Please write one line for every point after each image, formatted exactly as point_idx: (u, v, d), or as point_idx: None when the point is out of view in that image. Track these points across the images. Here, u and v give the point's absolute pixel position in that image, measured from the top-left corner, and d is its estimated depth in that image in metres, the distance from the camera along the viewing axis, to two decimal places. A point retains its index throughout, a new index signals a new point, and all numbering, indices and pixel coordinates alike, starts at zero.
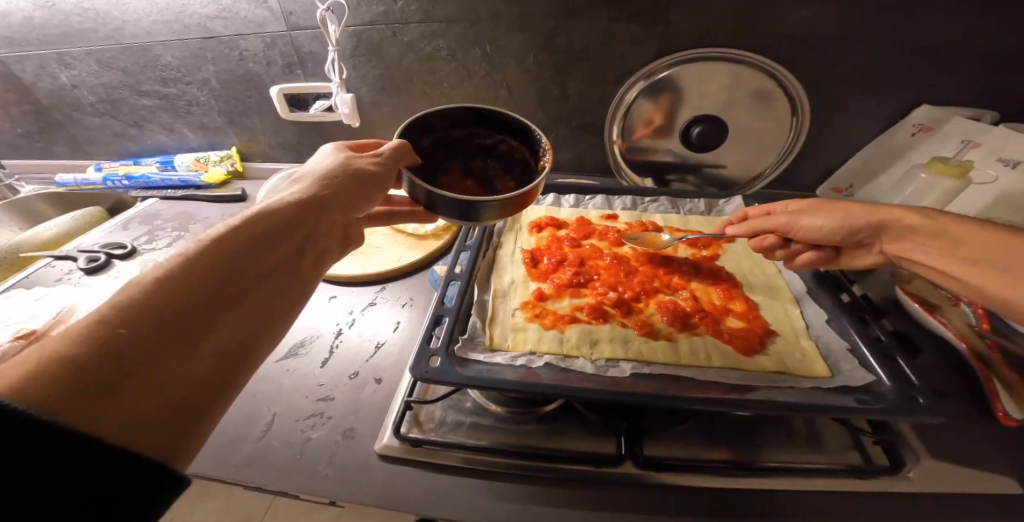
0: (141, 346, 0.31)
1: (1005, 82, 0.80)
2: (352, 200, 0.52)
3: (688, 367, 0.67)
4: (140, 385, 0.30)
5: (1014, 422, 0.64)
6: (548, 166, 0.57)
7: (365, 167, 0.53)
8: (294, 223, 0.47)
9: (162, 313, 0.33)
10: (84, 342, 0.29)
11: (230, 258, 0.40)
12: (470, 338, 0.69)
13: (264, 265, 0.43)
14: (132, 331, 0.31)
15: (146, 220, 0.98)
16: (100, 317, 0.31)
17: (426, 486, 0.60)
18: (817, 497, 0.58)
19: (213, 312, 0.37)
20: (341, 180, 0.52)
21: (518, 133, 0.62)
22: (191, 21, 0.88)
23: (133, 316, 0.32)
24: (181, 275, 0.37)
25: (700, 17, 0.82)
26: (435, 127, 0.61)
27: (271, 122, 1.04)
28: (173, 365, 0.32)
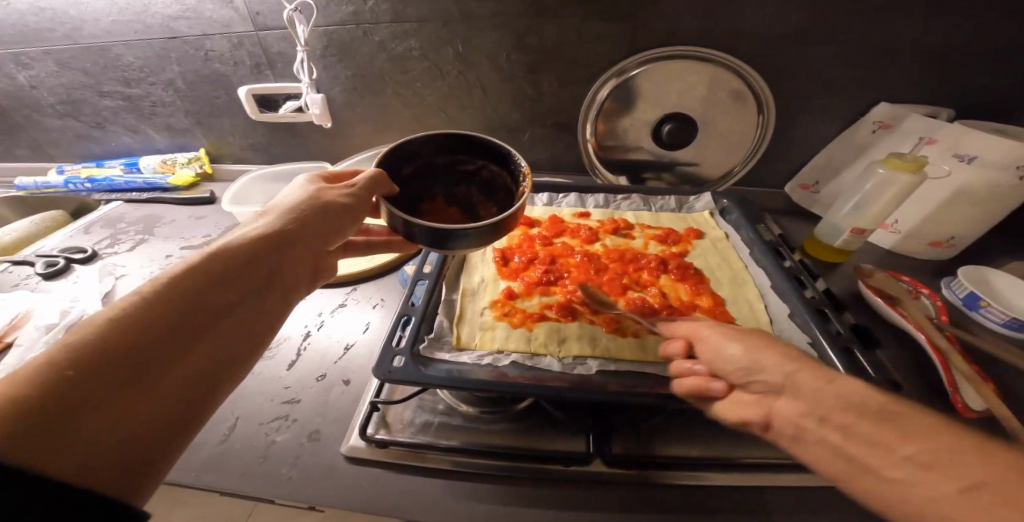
0: (93, 390, 0.29)
1: (970, 81, 0.79)
2: (330, 229, 0.48)
3: (656, 367, 0.58)
4: (89, 430, 0.28)
5: (973, 414, 0.57)
6: (527, 191, 0.51)
7: (340, 199, 0.48)
8: (266, 252, 0.43)
9: (117, 352, 0.31)
10: (32, 386, 0.27)
11: (197, 288, 0.37)
12: (437, 338, 0.59)
13: (235, 297, 0.40)
14: (84, 374, 0.29)
15: (108, 223, 0.97)
16: (48, 358, 0.29)
17: (396, 489, 0.53)
18: (782, 494, 0.52)
19: (173, 349, 0.34)
20: (313, 210, 0.47)
21: (501, 159, 0.56)
22: (154, 21, 0.85)
23: (87, 357, 0.30)
24: (141, 310, 0.34)
25: (672, 16, 0.80)
26: (415, 155, 0.55)
27: (240, 123, 1.01)
28: (126, 409, 0.30)
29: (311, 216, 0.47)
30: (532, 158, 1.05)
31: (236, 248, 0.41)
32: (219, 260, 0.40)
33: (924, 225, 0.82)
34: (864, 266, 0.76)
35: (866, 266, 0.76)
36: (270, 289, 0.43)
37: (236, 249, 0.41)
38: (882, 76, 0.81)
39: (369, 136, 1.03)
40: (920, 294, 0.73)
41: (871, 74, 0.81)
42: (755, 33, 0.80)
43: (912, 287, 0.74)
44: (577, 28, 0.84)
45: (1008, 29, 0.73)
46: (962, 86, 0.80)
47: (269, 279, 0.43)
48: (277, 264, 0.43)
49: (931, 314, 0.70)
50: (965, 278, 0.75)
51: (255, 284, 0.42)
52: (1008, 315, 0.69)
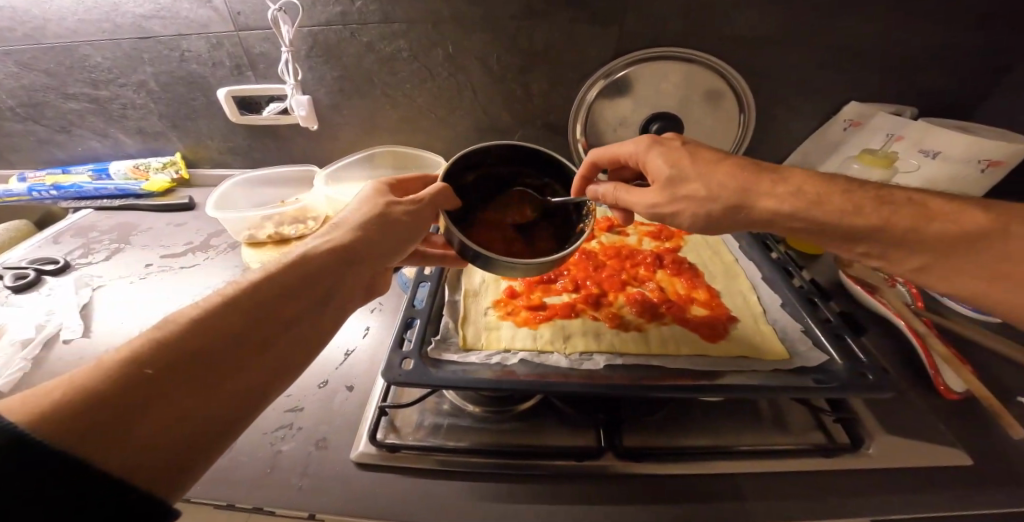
0: (161, 389, 0.29)
1: (931, 81, 0.85)
2: (393, 241, 0.48)
3: (659, 359, 0.59)
4: (153, 425, 0.28)
5: (955, 395, 0.62)
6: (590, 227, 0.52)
7: (402, 214, 0.48)
8: (332, 263, 0.43)
9: (187, 353, 0.31)
10: (111, 378, 0.28)
11: (267, 296, 0.38)
12: (443, 339, 0.59)
13: (299, 306, 0.40)
14: (157, 373, 0.30)
15: (80, 232, 0.92)
16: (130, 354, 0.30)
17: (409, 494, 0.52)
18: (787, 478, 0.54)
19: (241, 352, 0.34)
20: (375, 224, 0.47)
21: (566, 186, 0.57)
22: (124, 20, 0.81)
23: (162, 356, 0.30)
24: (215, 314, 0.35)
25: (659, 18, 0.83)
26: (480, 164, 0.56)
27: (219, 126, 0.97)
28: (189, 409, 0.29)
29: (375, 229, 0.47)
30: None
31: (306, 259, 0.42)
32: (289, 268, 0.41)
33: None
34: (843, 257, 0.82)
35: (845, 257, 0.82)
36: (333, 298, 0.43)
37: (304, 259, 0.42)
38: (852, 78, 0.86)
39: (357, 138, 1.01)
40: (896, 282, 0.78)
41: (844, 75, 0.86)
42: (736, 35, 0.83)
43: (888, 276, 0.79)
44: (566, 30, 0.85)
45: (961, 34, 0.79)
46: (924, 87, 0.86)
47: (333, 286, 0.43)
48: (341, 273, 0.43)
49: (909, 300, 0.75)
50: None
51: (320, 294, 0.42)
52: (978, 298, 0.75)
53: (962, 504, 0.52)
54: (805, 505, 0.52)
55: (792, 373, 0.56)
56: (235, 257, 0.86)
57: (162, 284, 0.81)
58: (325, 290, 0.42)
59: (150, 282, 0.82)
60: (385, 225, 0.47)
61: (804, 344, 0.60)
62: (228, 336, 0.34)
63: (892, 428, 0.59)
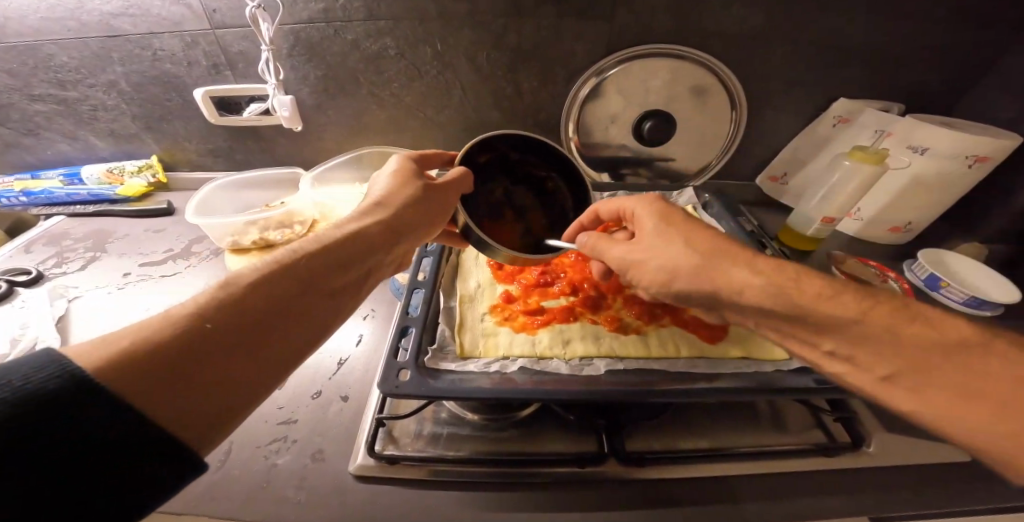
0: (215, 347, 0.31)
1: (917, 78, 0.86)
2: (424, 222, 0.49)
3: (659, 363, 0.59)
4: (206, 379, 0.30)
5: None
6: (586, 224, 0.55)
7: (431, 197, 0.49)
8: (370, 239, 0.45)
9: (241, 316, 0.33)
10: (174, 331, 0.30)
11: (315, 264, 0.40)
12: (439, 348, 0.57)
13: (341, 280, 0.41)
14: (214, 330, 0.31)
15: (52, 240, 0.87)
16: (193, 309, 0.32)
17: (411, 507, 0.51)
18: (788, 479, 0.55)
19: (288, 319, 0.36)
20: (407, 206, 0.49)
21: (570, 180, 0.57)
22: (90, 18, 0.77)
23: (221, 315, 0.32)
24: (269, 277, 0.36)
25: (649, 16, 0.82)
26: (493, 148, 0.56)
27: (197, 127, 0.93)
28: (237, 369, 0.31)
29: (410, 210, 0.49)
30: None
31: (351, 236, 0.44)
32: (337, 242, 0.43)
33: (882, 214, 0.89)
34: (836, 252, 0.83)
35: (838, 252, 0.83)
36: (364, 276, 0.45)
37: (348, 234, 0.44)
38: (841, 75, 0.86)
39: (343, 139, 0.98)
40: (887, 277, 0.79)
41: (833, 72, 0.86)
42: (727, 32, 0.83)
43: (880, 272, 0.80)
44: (556, 27, 0.83)
45: (947, 31, 0.80)
46: (911, 83, 0.87)
47: (368, 263, 0.45)
48: (377, 251, 0.45)
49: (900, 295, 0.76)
50: (924, 261, 0.83)
51: (357, 269, 0.43)
52: (966, 293, 0.76)
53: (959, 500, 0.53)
54: (806, 505, 0.53)
55: (791, 374, 0.56)
56: (219, 264, 0.83)
57: (143, 293, 0.77)
58: (363, 264, 0.44)
59: (130, 291, 0.78)
60: (417, 206, 0.49)
61: None
62: (278, 301, 0.36)
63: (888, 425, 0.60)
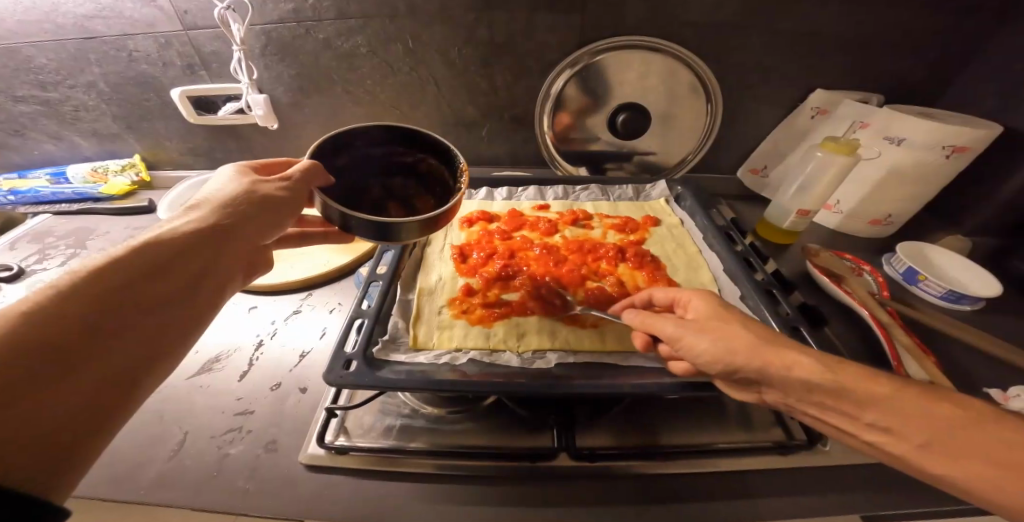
0: (15, 380, 0.29)
1: (895, 68, 0.84)
2: (269, 218, 0.47)
3: (613, 356, 0.58)
4: (15, 416, 0.28)
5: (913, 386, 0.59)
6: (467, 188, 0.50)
7: (274, 193, 0.47)
8: (203, 245, 0.43)
9: (37, 343, 0.31)
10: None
11: (131, 278, 0.37)
12: (392, 339, 0.58)
13: (172, 289, 0.40)
14: (1, 363, 0.29)
15: (37, 238, 0.89)
16: None
17: (357, 499, 0.51)
18: (743, 475, 0.54)
19: (104, 337, 0.34)
20: (245, 206, 0.46)
21: (439, 153, 0.53)
22: (66, 20, 0.78)
23: (8, 344, 0.30)
24: (67, 301, 0.34)
25: (617, 9, 0.81)
26: (346, 146, 0.51)
27: (178, 126, 0.95)
28: (51, 399, 0.30)
29: (247, 208, 0.46)
30: (492, 153, 1.04)
31: (170, 239, 0.41)
32: (147, 253, 0.39)
33: (863, 206, 0.87)
34: (811, 245, 0.81)
35: (813, 245, 0.81)
36: (206, 281, 0.43)
37: (167, 241, 0.41)
38: (817, 65, 0.85)
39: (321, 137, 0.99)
40: (863, 271, 0.78)
41: (808, 63, 0.85)
42: (696, 25, 0.82)
43: (855, 265, 0.79)
44: (525, 22, 0.83)
45: (924, 19, 0.78)
46: (889, 74, 0.85)
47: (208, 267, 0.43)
48: (218, 255, 0.44)
49: (875, 289, 0.75)
50: (903, 253, 0.81)
51: (193, 274, 0.42)
52: (944, 287, 0.74)
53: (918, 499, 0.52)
54: (757, 501, 0.52)
55: None
56: None
57: None
58: (200, 268, 0.42)
59: None
60: (254, 208, 0.46)
61: None
62: (86, 322, 0.34)
63: None
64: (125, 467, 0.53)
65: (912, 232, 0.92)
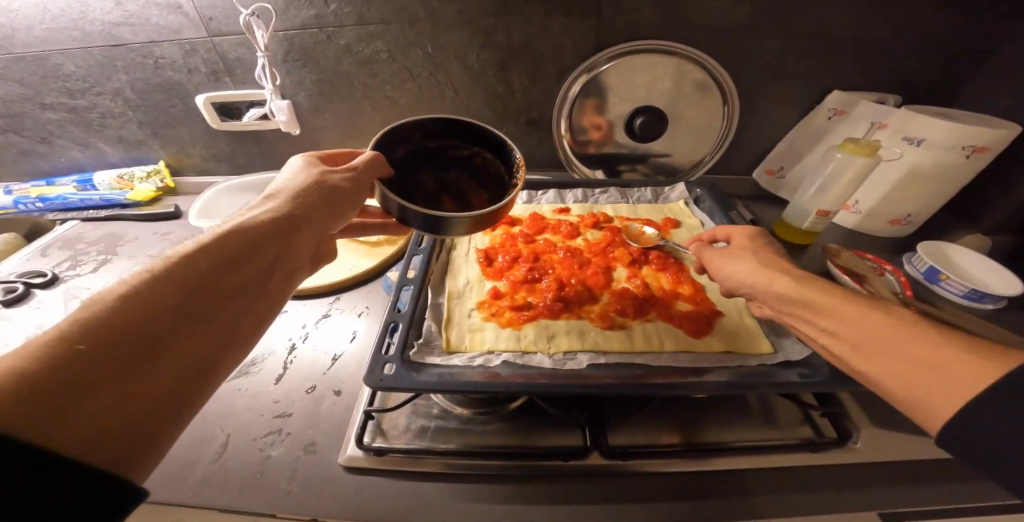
0: (104, 367, 0.29)
1: (910, 67, 0.85)
2: (333, 206, 0.47)
3: (643, 357, 0.59)
4: (94, 402, 0.28)
5: None
6: (521, 183, 0.51)
7: (341, 182, 0.47)
8: (274, 235, 0.43)
9: (125, 330, 0.31)
10: (42, 358, 0.27)
11: (205, 267, 0.37)
12: (426, 342, 0.59)
13: (244, 279, 0.39)
14: (92, 350, 0.29)
15: (67, 244, 0.91)
16: (56, 334, 0.29)
17: (397, 498, 0.52)
18: (773, 474, 0.55)
19: (186, 325, 0.34)
20: (315, 193, 0.47)
21: (496, 148, 0.55)
22: (93, 28, 0.80)
23: (100, 331, 0.30)
24: (149, 289, 0.33)
25: (634, 12, 0.82)
26: (406, 140, 0.54)
27: (202, 132, 0.97)
28: (132, 387, 0.30)
29: (314, 198, 0.46)
30: None
31: (245, 228, 0.41)
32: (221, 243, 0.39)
33: (883, 206, 0.87)
34: (831, 246, 0.81)
35: (832, 246, 0.82)
36: (276, 272, 0.43)
37: (240, 230, 0.41)
38: (833, 65, 0.85)
39: (341, 141, 1.01)
40: (885, 270, 0.78)
41: (825, 62, 0.85)
42: (711, 26, 0.83)
43: (877, 265, 0.79)
44: (543, 26, 0.84)
45: (940, 18, 0.78)
46: (904, 73, 0.85)
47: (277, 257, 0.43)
48: (285, 244, 0.43)
49: (898, 288, 0.74)
50: (923, 253, 0.81)
51: (265, 263, 0.41)
52: (966, 285, 0.74)
53: (947, 496, 0.53)
54: (788, 500, 0.53)
55: (776, 366, 0.56)
56: None
57: None
58: (270, 257, 0.42)
59: None
60: (324, 197, 0.47)
61: (788, 337, 0.60)
62: (167, 310, 0.33)
63: (874, 422, 0.59)
64: (174, 466, 0.55)
65: (928, 230, 0.92)
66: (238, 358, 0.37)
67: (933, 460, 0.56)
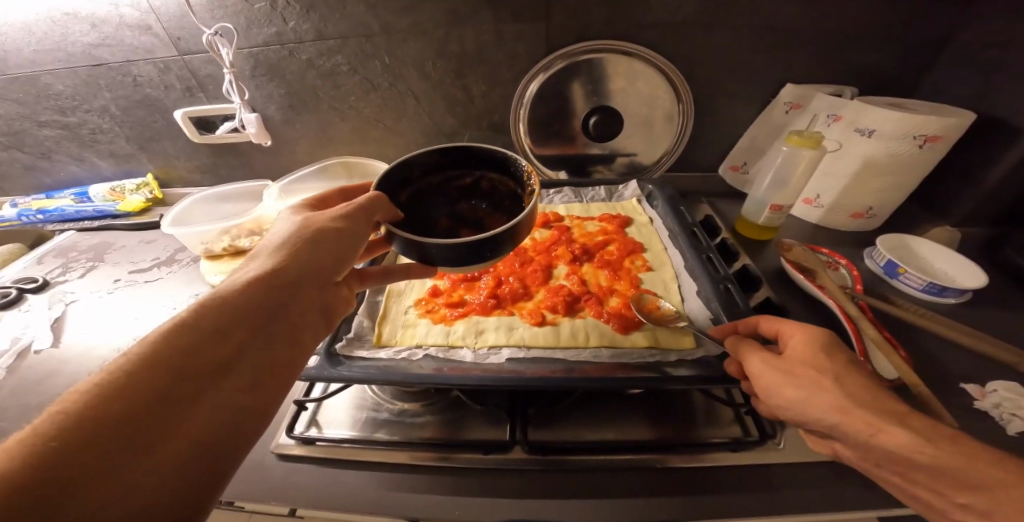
0: (83, 461, 0.27)
1: (862, 59, 0.83)
2: (327, 256, 0.45)
3: (565, 352, 0.60)
4: (86, 493, 0.26)
5: (887, 384, 0.56)
6: (539, 188, 0.48)
7: (332, 222, 0.46)
8: (270, 290, 0.41)
9: (104, 419, 0.29)
10: (11, 463, 0.25)
11: (196, 335, 0.35)
12: (357, 337, 0.62)
13: (241, 340, 0.38)
14: (73, 442, 0.27)
15: (61, 253, 0.98)
16: (36, 432, 0.27)
17: (319, 486, 0.54)
18: (691, 472, 0.54)
19: (179, 399, 0.32)
20: (306, 239, 0.45)
21: (498, 166, 0.53)
22: (75, 49, 0.88)
23: (77, 425, 0.28)
24: (133, 368, 0.32)
25: (577, 15, 0.84)
26: (408, 180, 0.52)
27: (184, 145, 1.04)
28: (124, 474, 0.28)
29: (305, 249, 0.44)
30: None
31: (236, 291, 0.39)
32: (212, 311, 0.37)
33: (842, 199, 0.86)
34: (783, 240, 0.80)
35: (785, 240, 0.80)
36: (278, 328, 0.41)
37: (234, 292, 0.39)
38: (781, 59, 0.85)
39: (313, 150, 1.06)
40: (839, 265, 0.76)
41: (774, 57, 0.85)
42: (654, 25, 0.84)
43: (830, 259, 0.77)
44: (491, 33, 0.86)
45: (888, 8, 0.77)
46: (857, 65, 0.84)
47: (276, 318, 0.41)
48: (283, 298, 0.41)
49: (848, 283, 0.73)
50: (883, 247, 0.78)
51: (263, 321, 0.39)
52: (923, 279, 0.71)
53: (871, 501, 0.51)
54: (702, 497, 0.52)
55: (693, 362, 0.56)
56: (195, 269, 0.89)
57: (128, 296, 0.83)
58: (268, 316, 0.40)
59: (118, 295, 0.85)
60: (319, 242, 0.45)
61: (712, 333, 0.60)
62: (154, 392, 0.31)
63: None
64: None
65: (896, 226, 0.90)
66: (250, 425, 0.36)
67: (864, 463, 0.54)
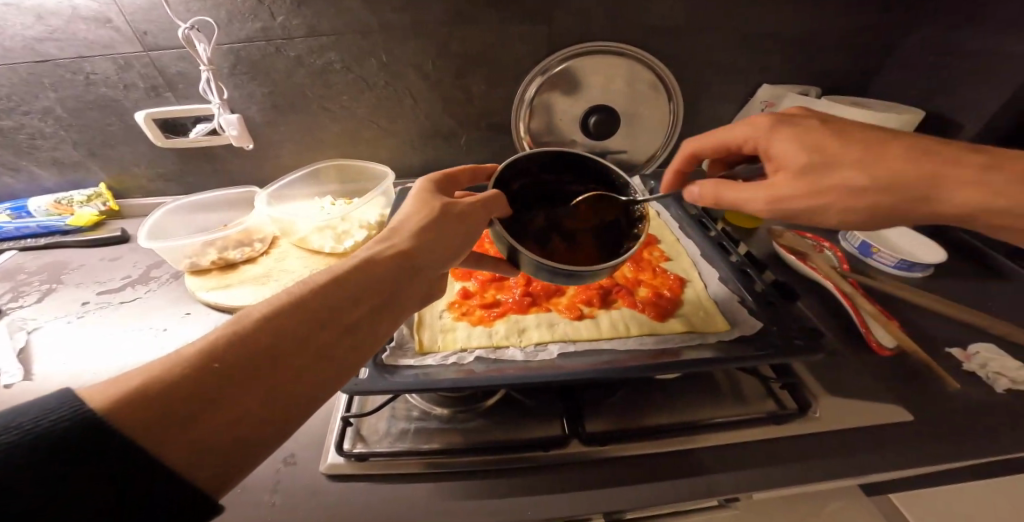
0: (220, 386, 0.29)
1: (825, 63, 0.94)
2: (443, 240, 0.45)
3: (611, 342, 0.61)
4: (209, 416, 0.28)
5: (887, 351, 0.68)
6: (645, 235, 0.51)
7: (457, 206, 0.46)
8: (393, 268, 0.41)
9: (249, 353, 0.31)
10: (178, 369, 0.29)
11: (329, 296, 0.37)
12: (398, 345, 0.60)
13: (361, 311, 0.38)
14: (222, 368, 0.30)
15: (5, 276, 0.84)
16: (205, 346, 0.31)
17: (378, 504, 0.51)
18: (742, 447, 0.58)
19: (306, 355, 0.34)
20: (430, 219, 0.46)
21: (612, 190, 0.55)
22: (14, 43, 0.76)
23: (231, 353, 0.31)
24: (281, 313, 0.34)
25: (577, 18, 0.86)
26: (523, 172, 0.54)
27: (147, 151, 0.93)
28: (241, 410, 0.29)
29: (429, 231, 0.45)
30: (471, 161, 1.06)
31: (367, 261, 0.41)
32: (350, 278, 0.39)
33: None
34: (775, 228, 0.89)
35: (777, 228, 0.89)
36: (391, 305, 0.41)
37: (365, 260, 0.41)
38: (758, 63, 0.93)
39: (298, 154, 1.00)
40: (824, 248, 0.85)
41: (752, 61, 0.93)
42: (648, 30, 0.88)
43: (816, 243, 0.86)
44: (493, 33, 0.86)
45: (847, 18, 0.87)
46: (821, 69, 0.94)
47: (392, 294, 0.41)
48: (400, 277, 0.42)
49: (835, 263, 0.82)
50: (856, 230, 0.88)
51: (381, 296, 0.40)
52: (894, 256, 0.82)
53: (901, 457, 0.56)
54: (755, 468, 0.56)
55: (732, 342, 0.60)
56: (180, 287, 0.80)
57: (106, 320, 0.73)
58: (386, 290, 0.40)
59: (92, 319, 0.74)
60: (441, 224, 0.46)
61: (741, 313, 0.64)
62: (294, 341, 0.34)
63: (831, 389, 0.63)
64: None
65: None
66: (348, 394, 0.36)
67: (887, 424, 0.59)
